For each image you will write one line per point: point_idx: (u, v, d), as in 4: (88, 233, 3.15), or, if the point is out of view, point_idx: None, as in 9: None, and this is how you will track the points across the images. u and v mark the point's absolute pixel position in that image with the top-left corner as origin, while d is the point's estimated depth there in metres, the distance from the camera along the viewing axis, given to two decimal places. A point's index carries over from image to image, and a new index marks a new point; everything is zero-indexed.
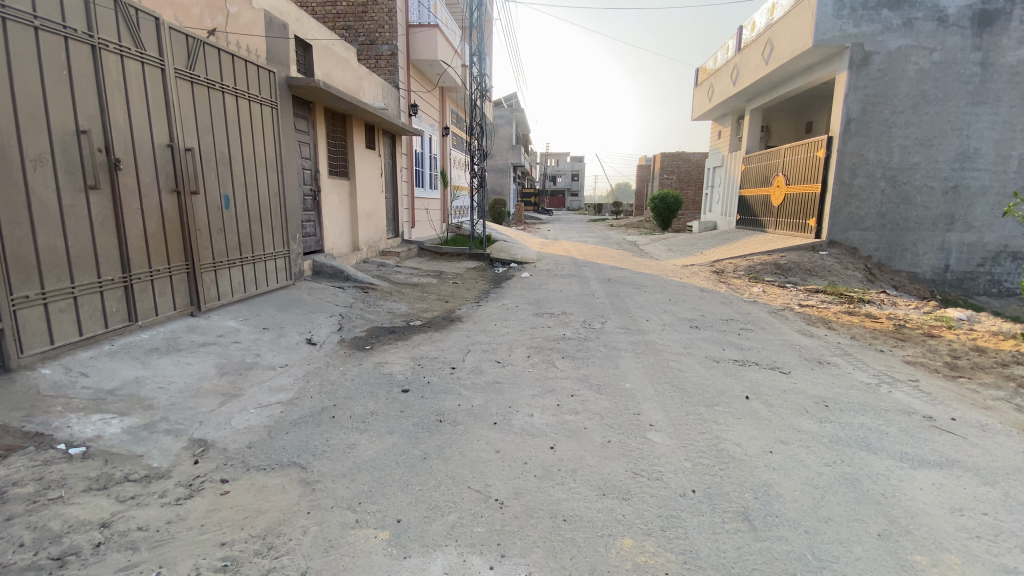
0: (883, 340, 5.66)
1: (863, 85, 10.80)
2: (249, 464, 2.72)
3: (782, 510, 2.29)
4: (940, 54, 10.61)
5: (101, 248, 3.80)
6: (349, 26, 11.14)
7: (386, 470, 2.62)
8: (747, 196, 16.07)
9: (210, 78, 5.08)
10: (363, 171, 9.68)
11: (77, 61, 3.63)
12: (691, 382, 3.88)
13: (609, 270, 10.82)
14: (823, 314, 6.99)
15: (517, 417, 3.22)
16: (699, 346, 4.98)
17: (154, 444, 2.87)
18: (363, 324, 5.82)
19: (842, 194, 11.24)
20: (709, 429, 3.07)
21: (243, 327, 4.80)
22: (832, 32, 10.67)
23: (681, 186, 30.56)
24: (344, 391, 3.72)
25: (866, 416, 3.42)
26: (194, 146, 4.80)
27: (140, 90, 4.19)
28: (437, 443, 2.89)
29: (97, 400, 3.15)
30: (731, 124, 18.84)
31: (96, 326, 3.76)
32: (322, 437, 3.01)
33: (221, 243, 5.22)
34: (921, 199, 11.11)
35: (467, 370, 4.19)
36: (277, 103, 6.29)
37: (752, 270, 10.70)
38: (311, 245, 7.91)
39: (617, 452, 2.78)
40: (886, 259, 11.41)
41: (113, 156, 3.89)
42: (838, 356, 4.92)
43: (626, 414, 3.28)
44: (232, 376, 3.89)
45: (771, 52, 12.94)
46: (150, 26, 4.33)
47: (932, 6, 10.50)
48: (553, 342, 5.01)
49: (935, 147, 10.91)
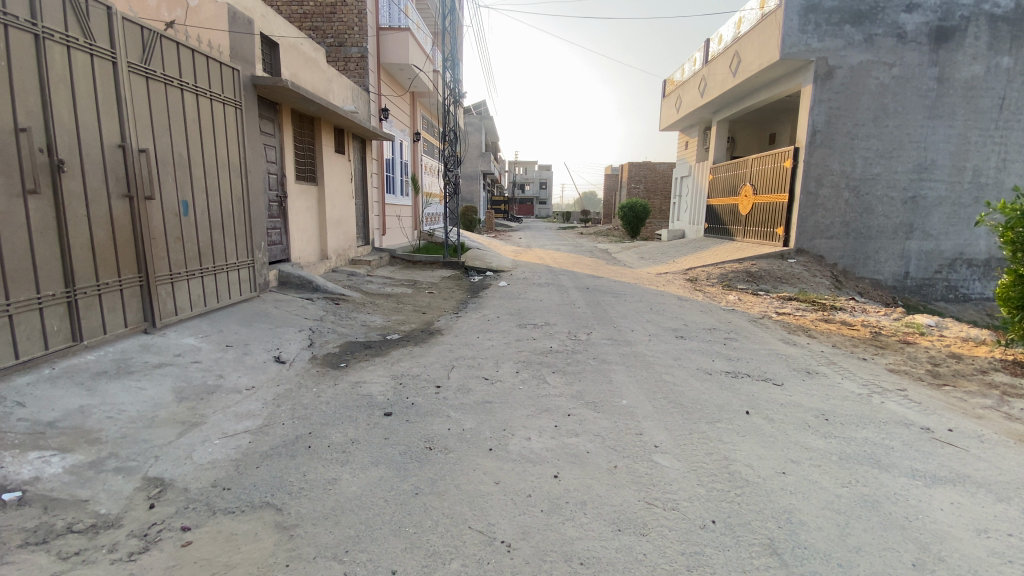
0: (864, 348, 5.71)
1: (827, 98, 11.17)
2: (215, 507, 2.39)
3: (809, 540, 2.14)
4: (899, 69, 11.07)
5: (41, 259, 3.36)
6: (316, 27, 10.67)
7: (376, 509, 2.35)
8: (715, 204, 16.37)
9: (168, 74, 4.67)
10: (332, 176, 9.28)
11: (16, 51, 3.21)
12: (689, 398, 3.73)
13: (586, 278, 10.73)
14: (801, 322, 7.04)
15: (514, 441, 2.99)
16: (689, 357, 4.86)
17: (102, 487, 2.49)
18: (336, 339, 5.45)
19: (808, 204, 11.54)
20: (717, 449, 2.92)
21: (204, 345, 4.39)
22: (798, 46, 10.99)
23: (648, 195, 31.10)
24: (320, 417, 3.39)
25: (867, 430, 3.34)
26: (149, 148, 4.38)
27: (89, 85, 3.76)
28: (430, 475, 2.63)
29: (34, 434, 2.72)
30: (698, 134, 19.27)
31: (34, 347, 3.33)
32: (298, 472, 2.69)
33: (178, 253, 4.79)
34: (882, 208, 11.52)
35: (453, 389, 3.91)
36: (240, 103, 5.88)
37: (725, 277, 10.81)
38: (276, 254, 7.48)
39: (627, 480, 2.58)
40: (850, 266, 11.77)
41: (57, 157, 3.46)
42: (825, 365, 4.89)
43: (628, 434, 3.10)
44: (192, 403, 3.50)
45: (739, 64, 13.25)
46: (101, 15, 3.92)
47: (892, 23, 10.97)
48: (541, 356, 4.81)
49: (895, 158, 11.35)
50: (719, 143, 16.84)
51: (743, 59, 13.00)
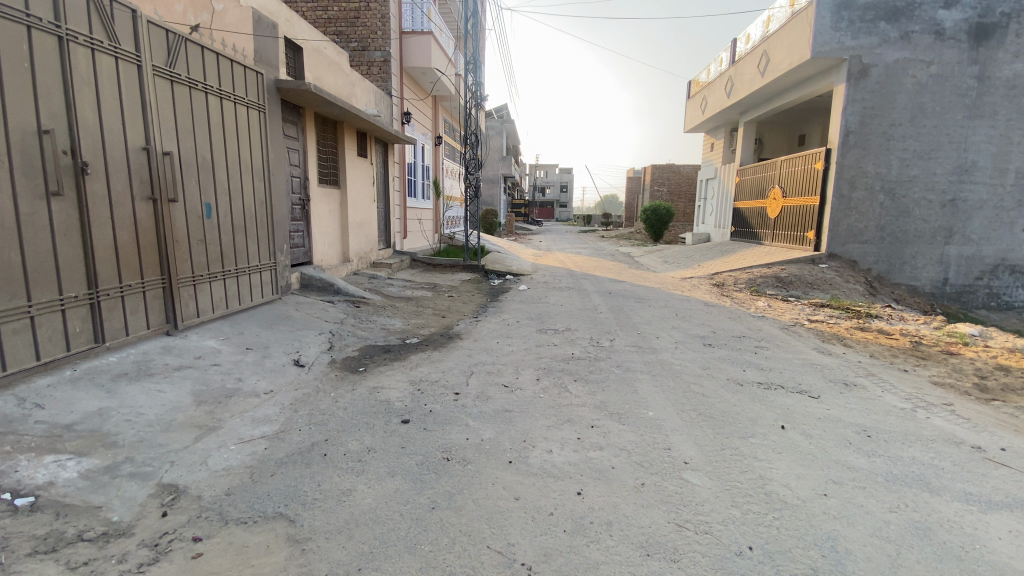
0: (903, 359, 5.41)
1: (861, 98, 10.77)
2: (228, 517, 2.33)
3: (857, 571, 1.96)
4: (937, 67, 10.62)
5: (63, 261, 3.39)
6: (341, 32, 10.82)
7: (391, 524, 2.24)
8: (742, 208, 15.96)
9: (192, 77, 4.70)
10: (354, 179, 9.32)
11: (41, 54, 3.23)
12: (719, 410, 3.54)
13: (608, 282, 10.55)
14: (836, 330, 6.73)
15: (535, 454, 2.86)
16: (717, 367, 4.66)
17: (116, 492, 2.46)
18: (356, 342, 5.42)
19: (840, 207, 11.12)
20: (751, 467, 2.74)
21: (224, 348, 4.39)
22: (830, 44, 10.64)
23: (672, 198, 30.65)
24: (337, 423, 3.32)
25: (913, 448, 3.12)
26: (173, 151, 4.41)
27: (113, 88, 3.79)
28: (447, 488, 2.52)
29: (51, 437, 2.72)
30: (724, 136, 18.87)
31: (57, 349, 3.35)
32: (313, 481, 2.62)
33: (201, 255, 4.81)
34: (919, 212, 11.03)
35: (472, 396, 3.80)
36: (264, 106, 5.91)
37: (753, 282, 10.50)
38: (299, 256, 7.52)
39: (655, 499, 2.42)
40: (885, 272, 11.30)
41: (80, 159, 3.49)
42: (863, 376, 4.63)
43: (655, 448, 2.95)
44: (210, 406, 3.47)
45: (767, 64, 12.89)
46: (125, 18, 3.94)
47: (929, 19, 10.55)
48: (563, 362, 4.68)
49: (933, 159, 10.86)
50: (746, 145, 16.44)
51: (772, 59, 12.65)
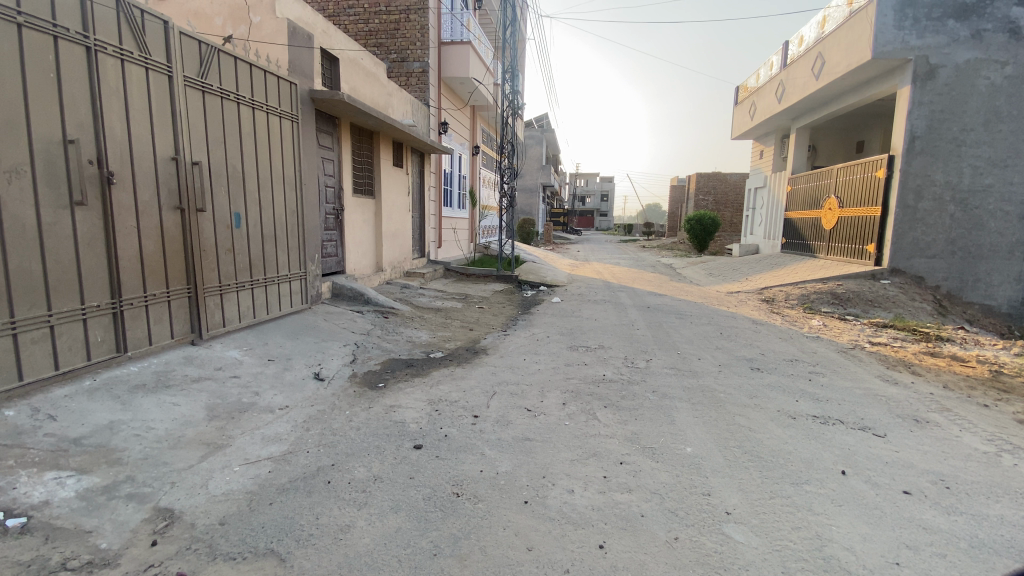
0: (983, 391, 4.77)
1: (929, 101, 9.91)
2: (217, 552, 2.15)
3: None
4: (1014, 67, 9.71)
5: (87, 272, 3.39)
6: (381, 43, 10.99)
7: (387, 571, 2.01)
8: (794, 218, 15.06)
9: (225, 88, 4.73)
10: (389, 189, 9.30)
11: (67, 64, 3.25)
12: (768, 449, 3.14)
13: (647, 295, 10.10)
14: (901, 355, 6.07)
15: (554, 494, 2.57)
16: (767, 396, 4.19)
17: (109, 516, 2.34)
18: (379, 355, 5.28)
19: (905, 219, 10.23)
20: (806, 524, 2.35)
21: (246, 359, 4.32)
22: (894, 44, 9.88)
23: (717, 208, 29.60)
24: (346, 446, 3.14)
25: (1002, 503, 2.63)
26: (203, 160, 4.42)
27: (142, 98, 3.81)
28: (452, 530, 2.27)
29: (56, 452, 2.65)
30: (774, 143, 17.96)
31: (76, 358, 3.33)
32: (311, 513, 2.42)
33: (229, 264, 4.80)
34: (995, 224, 10.02)
35: (491, 420, 3.55)
36: (297, 116, 5.93)
37: (806, 299, 9.79)
38: (331, 266, 7.51)
39: (690, 559, 2.09)
40: (956, 290, 10.32)
41: (106, 169, 3.49)
42: (936, 412, 4.07)
43: (691, 494, 2.60)
44: (222, 422, 3.37)
45: (823, 66, 12.16)
46: (156, 30, 3.98)
47: (1003, 17, 9.70)
48: (593, 385, 4.35)
49: (1011, 167, 9.87)
50: (799, 152, 15.55)
51: (828, 61, 11.93)
